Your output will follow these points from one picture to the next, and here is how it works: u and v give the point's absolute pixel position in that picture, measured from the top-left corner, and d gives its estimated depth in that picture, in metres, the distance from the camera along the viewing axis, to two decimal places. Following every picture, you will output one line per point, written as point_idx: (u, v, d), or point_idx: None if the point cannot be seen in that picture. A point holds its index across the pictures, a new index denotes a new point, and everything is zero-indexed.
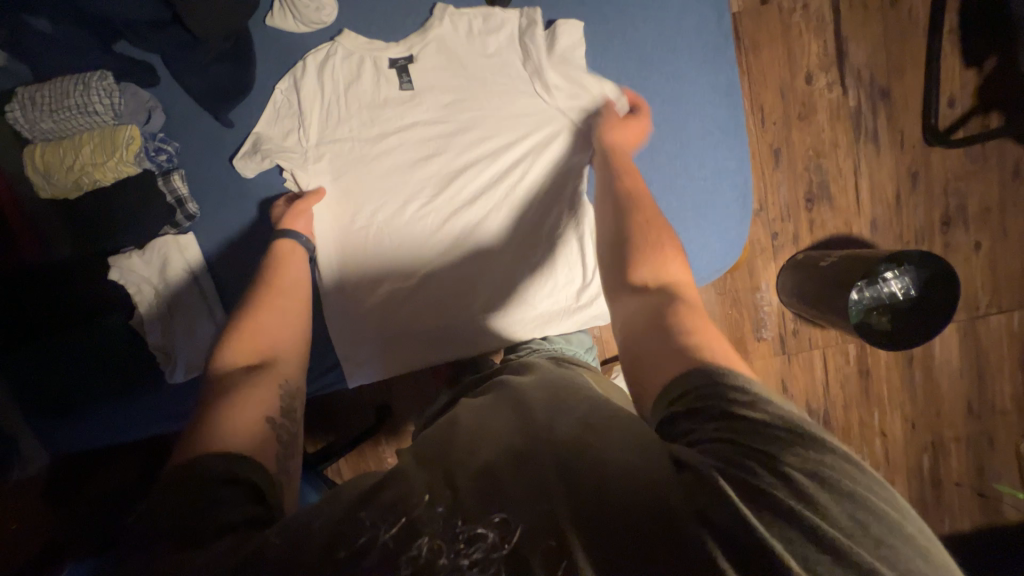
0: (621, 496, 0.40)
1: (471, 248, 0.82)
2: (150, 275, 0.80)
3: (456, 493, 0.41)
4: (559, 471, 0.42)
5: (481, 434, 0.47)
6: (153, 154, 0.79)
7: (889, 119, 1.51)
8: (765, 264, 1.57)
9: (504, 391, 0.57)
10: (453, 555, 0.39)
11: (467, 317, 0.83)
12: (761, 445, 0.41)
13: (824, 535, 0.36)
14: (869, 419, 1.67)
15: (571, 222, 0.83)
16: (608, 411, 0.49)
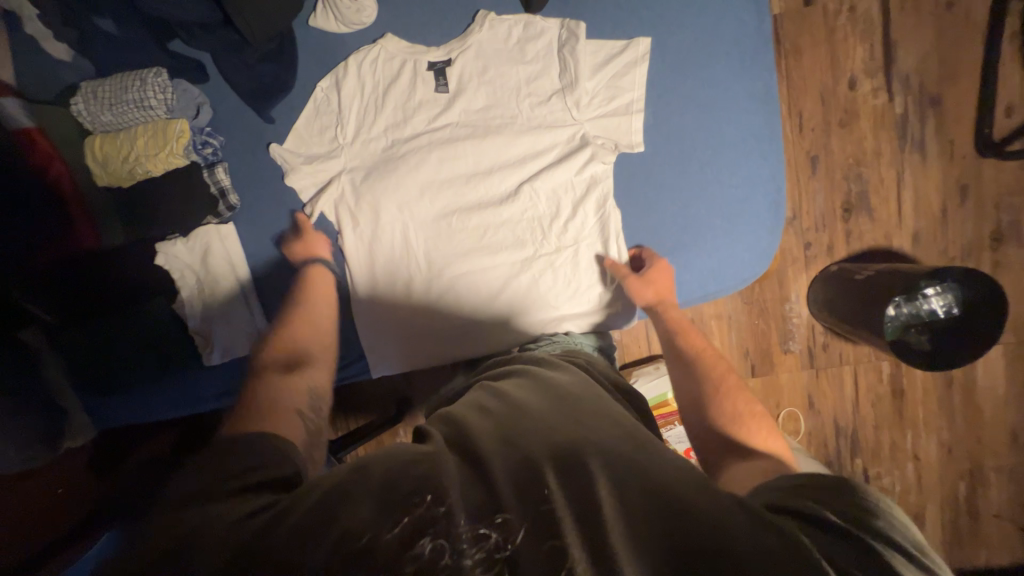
0: (643, 508, 0.42)
1: (494, 250, 0.83)
2: (192, 260, 0.85)
3: (468, 492, 0.43)
4: (574, 485, 0.43)
5: (496, 436, 0.49)
6: (199, 147, 0.82)
7: (938, 128, 1.44)
8: (796, 275, 1.53)
9: (519, 390, 0.59)
10: (456, 555, 0.39)
11: (486, 315, 0.85)
12: (844, 522, 0.44)
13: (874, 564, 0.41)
14: (902, 441, 1.60)
15: (596, 229, 0.81)
16: (627, 433, 0.51)
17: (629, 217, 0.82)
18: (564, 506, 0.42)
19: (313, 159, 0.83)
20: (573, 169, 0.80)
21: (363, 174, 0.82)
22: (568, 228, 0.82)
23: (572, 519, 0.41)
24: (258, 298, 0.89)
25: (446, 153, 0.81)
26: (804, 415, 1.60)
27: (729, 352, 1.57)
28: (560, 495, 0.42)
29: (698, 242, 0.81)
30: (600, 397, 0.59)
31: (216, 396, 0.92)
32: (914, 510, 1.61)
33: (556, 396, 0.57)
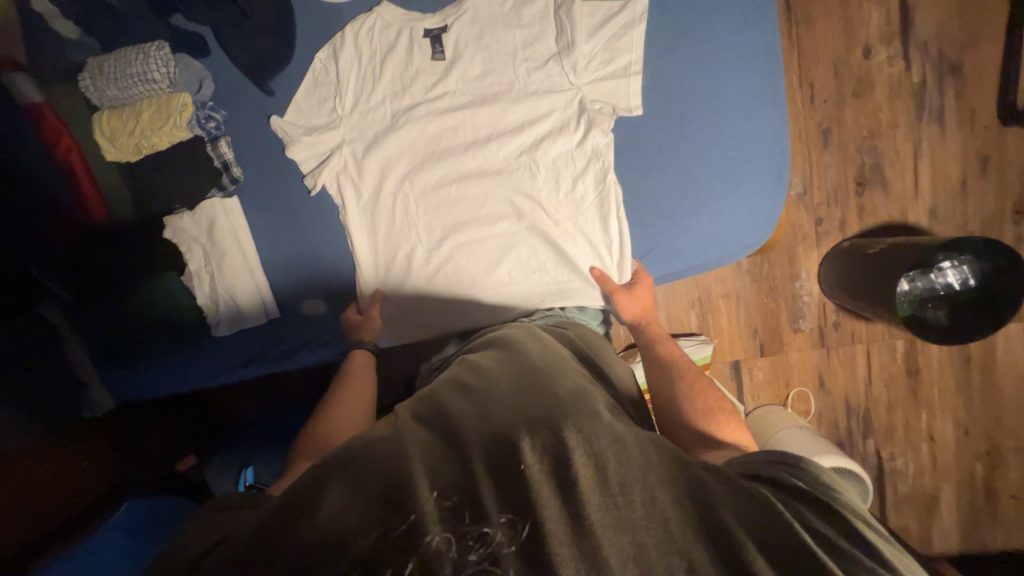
0: (634, 506, 0.44)
1: (492, 220, 0.83)
2: (198, 233, 0.87)
3: (462, 488, 0.44)
4: (551, 476, 0.46)
5: (476, 416, 0.53)
6: (203, 122, 0.83)
7: (958, 97, 1.38)
8: (807, 252, 1.50)
9: (492, 367, 0.64)
10: (461, 551, 0.40)
11: (483, 286, 0.85)
12: (817, 491, 0.50)
13: (847, 527, 0.47)
14: (916, 421, 1.56)
15: (595, 199, 0.80)
16: (609, 431, 0.52)
17: (628, 187, 0.81)
18: (553, 506, 0.43)
19: (312, 132, 0.84)
20: (571, 138, 0.79)
21: (364, 146, 0.84)
22: (567, 198, 0.81)
23: (561, 514, 0.43)
24: (263, 270, 0.91)
25: (444, 123, 0.81)
26: (814, 395, 1.58)
27: (737, 330, 1.55)
28: (550, 489, 0.44)
29: (698, 208, 0.80)
30: (582, 385, 0.61)
31: (227, 367, 0.95)
32: (929, 491, 1.58)
33: (536, 385, 0.59)
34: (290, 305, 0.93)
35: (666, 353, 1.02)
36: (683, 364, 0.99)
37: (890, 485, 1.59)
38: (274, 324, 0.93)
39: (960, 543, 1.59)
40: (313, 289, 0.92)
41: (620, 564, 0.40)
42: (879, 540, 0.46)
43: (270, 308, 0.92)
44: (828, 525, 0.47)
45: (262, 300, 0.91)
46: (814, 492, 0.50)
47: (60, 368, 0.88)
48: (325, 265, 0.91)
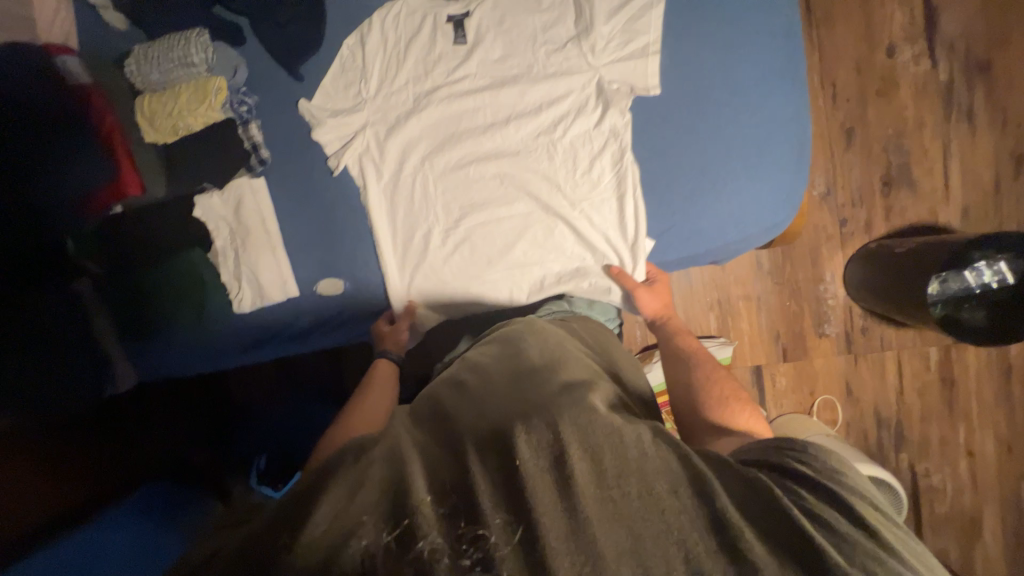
0: (632, 500, 0.49)
1: (509, 200, 0.84)
2: (225, 212, 0.90)
3: (459, 491, 0.50)
4: (543, 476, 0.51)
5: (472, 414, 0.59)
6: (236, 105, 0.88)
7: (988, 96, 1.34)
8: (831, 254, 1.46)
9: (491, 364, 0.70)
10: (457, 555, 0.45)
11: (501, 266, 0.86)
12: (824, 479, 0.53)
13: (856, 514, 0.49)
14: (953, 435, 1.48)
15: (613, 178, 0.81)
16: (607, 426, 0.56)
17: (648, 167, 0.80)
18: (551, 502, 0.49)
19: (337, 115, 0.87)
20: (590, 118, 0.80)
21: (387, 128, 0.86)
22: (583, 180, 0.81)
23: (557, 509, 0.48)
24: (286, 247, 0.92)
25: (464, 105, 0.83)
26: (841, 403, 1.51)
27: (759, 333, 1.51)
28: (547, 487, 0.50)
29: (719, 187, 0.79)
30: (576, 376, 0.67)
31: (254, 339, 0.99)
32: (969, 512, 1.48)
33: (529, 387, 0.63)
34: (308, 284, 0.94)
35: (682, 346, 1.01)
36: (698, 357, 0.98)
37: (926, 504, 1.49)
38: (293, 302, 0.94)
39: (1006, 570, 1.47)
40: (332, 269, 0.93)
41: (616, 556, 0.46)
42: (885, 528, 0.49)
43: (290, 287, 0.92)
44: (828, 507, 0.50)
45: (282, 278, 0.92)
46: (815, 476, 0.53)
47: (80, 341, 0.90)
48: (347, 243, 0.92)
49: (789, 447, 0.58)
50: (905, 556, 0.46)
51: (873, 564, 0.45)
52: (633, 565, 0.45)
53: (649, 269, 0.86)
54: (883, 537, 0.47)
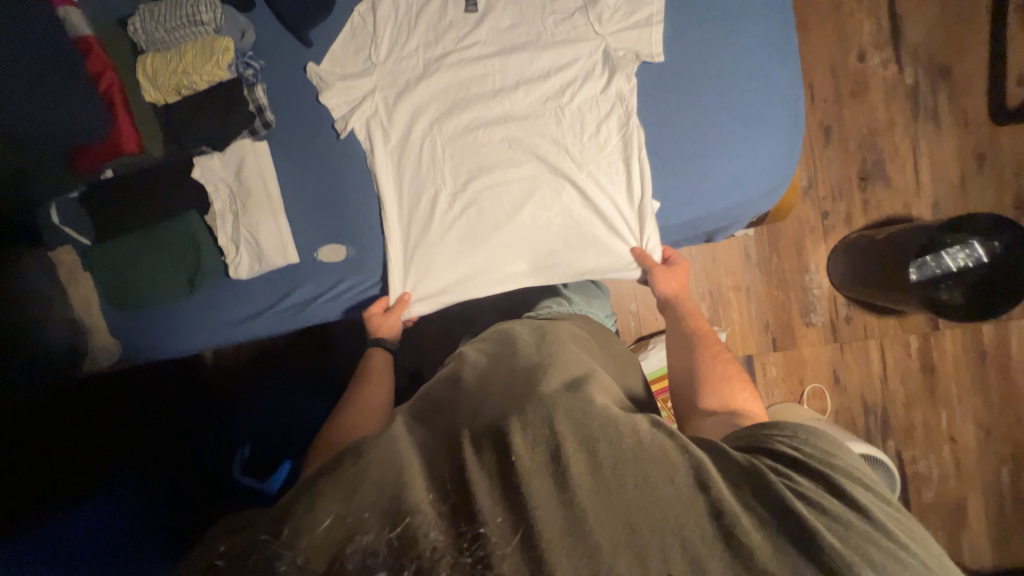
0: (632, 494, 0.50)
1: (517, 163, 0.87)
2: (226, 173, 0.88)
3: (455, 490, 0.50)
4: (541, 469, 0.51)
5: (470, 412, 0.61)
6: (242, 68, 0.87)
7: (950, 98, 1.46)
8: (815, 245, 1.52)
9: (482, 365, 0.74)
10: (459, 553, 0.46)
11: (509, 228, 0.88)
12: (815, 461, 0.55)
13: (846, 494, 0.52)
14: (935, 421, 1.52)
15: (620, 141, 0.85)
16: (602, 417, 0.57)
17: (651, 132, 0.84)
18: (548, 495, 0.49)
19: (345, 80, 0.88)
20: (597, 84, 0.85)
21: (396, 92, 0.89)
22: (589, 142, 0.85)
23: (555, 500, 0.49)
24: (287, 210, 0.90)
25: (473, 70, 0.87)
26: (830, 392, 1.54)
27: (749, 323, 1.54)
28: (544, 475, 0.51)
29: (720, 150, 0.83)
30: (567, 371, 0.70)
31: (247, 311, 0.96)
32: (955, 498, 1.51)
33: (529, 384, 0.65)
34: (309, 250, 0.92)
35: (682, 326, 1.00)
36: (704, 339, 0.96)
37: (914, 491, 1.52)
38: (295, 268, 0.92)
39: (992, 557, 1.50)
40: (335, 235, 0.91)
41: (615, 551, 0.47)
42: (872, 500, 0.53)
43: (291, 254, 0.90)
44: (825, 492, 0.52)
45: (283, 243, 0.89)
46: (809, 462, 0.55)
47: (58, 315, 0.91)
48: (348, 205, 0.91)
49: (783, 433, 0.60)
50: (898, 535, 0.49)
51: (869, 546, 0.48)
52: (631, 557, 0.46)
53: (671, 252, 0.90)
54: (869, 512, 0.51)
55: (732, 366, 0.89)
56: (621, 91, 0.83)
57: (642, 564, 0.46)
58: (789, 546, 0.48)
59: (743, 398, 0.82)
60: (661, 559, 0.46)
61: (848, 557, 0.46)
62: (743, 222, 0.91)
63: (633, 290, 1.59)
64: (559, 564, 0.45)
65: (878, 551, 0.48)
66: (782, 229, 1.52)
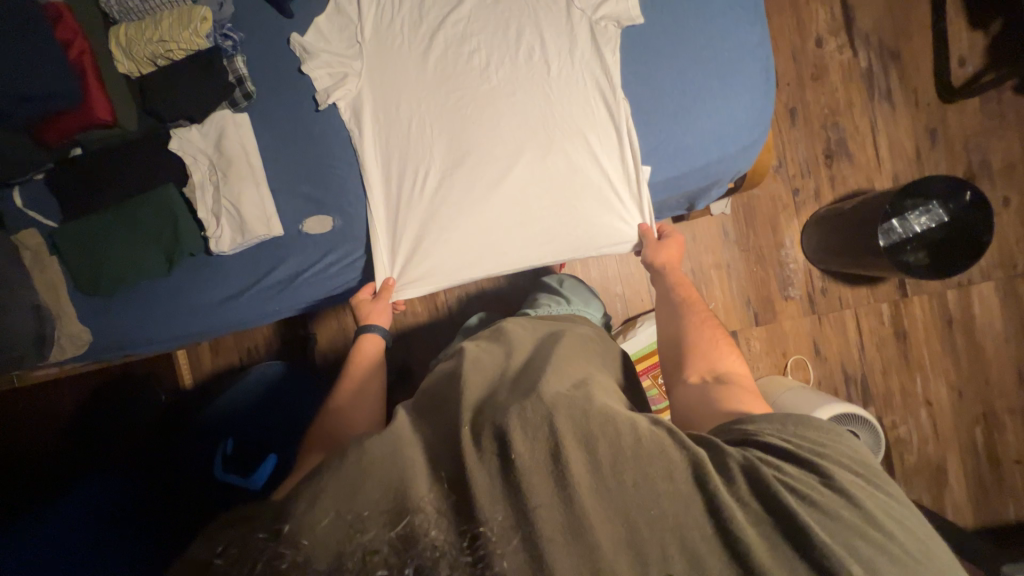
0: (631, 494, 0.51)
1: (506, 137, 0.88)
2: (205, 145, 0.87)
3: (454, 496, 0.51)
4: (540, 474, 0.51)
5: (472, 407, 0.62)
6: (219, 39, 0.86)
7: (901, 79, 1.56)
8: (788, 222, 1.58)
9: (478, 363, 0.76)
10: (460, 553, 0.48)
11: (502, 201, 0.89)
12: (808, 454, 0.56)
13: (836, 484, 0.53)
14: (911, 385, 1.58)
15: (606, 110, 0.87)
16: (606, 415, 0.56)
17: (634, 99, 0.87)
18: (548, 493, 0.50)
19: (329, 54, 0.88)
20: (580, 54, 0.87)
21: (381, 70, 0.90)
22: (576, 114, 0.88)
23: (554, 500, 0.50)
24: (270, 182, 0.88)
25: (458, 49, 0.89)
26: (812, 363, 1.58)
27: (731, 300, 1.58)
28: (543, 474, 0.51)
29: (699, 107, 0.86)
30: (567, 367, 0.73)
31: (232, 291, 0.93)
32: (935, 460, 1.56)
33: (531, 386, 0.64)
34: (293, 223, 0.90)
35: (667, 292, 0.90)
36: (694, 307, 0.85)
37: (897, 456, 1.56)
38: (280, 240, 0.90)
39: (974, 516, 1.55)
40: (320, 205, 0.90)
41: (614, 550, 0.49)
42: (863, 490, 0.54)
43: (275, 226, 0.87)
44: (817, 483, 0.53)
45: (266, 214, 0.87)
46: (801, 452, 0.56)
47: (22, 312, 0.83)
48: (335, 177, 0.89)
49: (771, 425, 0.60)
50: (883, 521, 0.51)
51: (858, 540, 0.50)
52: (629, 555, 0.49)
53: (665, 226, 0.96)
54: (859, 503, 0.52)
55: (726, 342, 0.78)
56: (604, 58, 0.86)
57: (641, 560, 0.48)
58: (779, 539, 0.50)
59: (727, 373, 0.72)
60: (659, 557, 0.49)
61: (840, 553, 0.48)
62: (723, 183, 0.95)
63: (618, 272, 1.61)
64: (560, 565, 0.47)
65: (866, 544, 0.49)
66: (757, 207, 1.58)
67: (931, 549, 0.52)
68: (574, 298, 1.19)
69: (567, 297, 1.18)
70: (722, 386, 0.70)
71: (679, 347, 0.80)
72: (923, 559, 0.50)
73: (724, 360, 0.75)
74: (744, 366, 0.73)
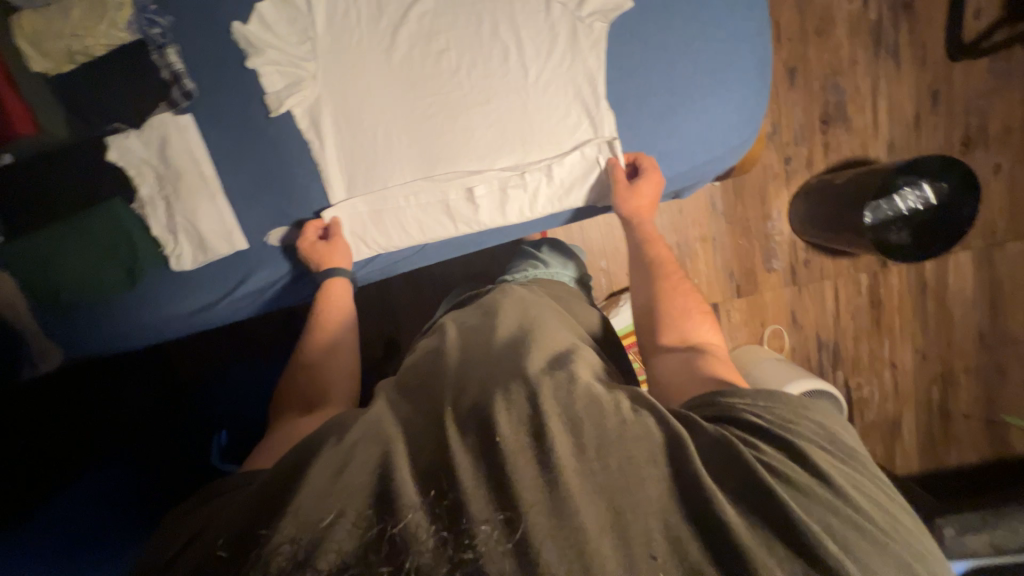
0: (612, 475, 0.49)
1: (482, 149, 0.83)
2: (149, 155, 0.79)
3: (441, 490, 0.48)
4: (526, 463, 0.49)
5: (455, 382, 0.61)
6: (145, 26, 0.75)
7: (911, 33, 1.44)
8: (777, 191, 1.54)
9: (458, 333, 0.77)
10: (450, 549, 0.44)
11: (481, 217, 0.86)
12: (783, 434, 0.54)
13: (815, 466, 0.51)
14: (879, 351, 1.65)
15: (587, 122, 0.82)
16: (589, 396, 0.56)
17: (619, 106, 0.82)
18: (534, 483, 0.48)
19: (277, 51, 0.78)
20: (563, 56, 0.80)
21: (340, 72, 0.80)
22: (555, 128, 0.82)
23: (540, 485, 0.48)
24: (226, 195, 0.82)
25: (426, 49, 0.80)
26: (787, 332, 1.63)
27: (715, 274, 1.58)
28: (527, 459, 0.49)
29: (686, 105, 0.82)
30: (548, 334, 0.73)
31: (196, 305, 0.87)
32: (891, 416, 1.68)
33: (512, 364, 0.63)
34: (258, 235, 0.85)
35: (645, 248, 0.87)
36: (662, 261, 0.86)
37: (858, 414, 1.68)
38: (243, 254, 0.86)
39: (920, 464, 1.70)
40: (282, 216, 0.85)
41: (599, 531, 0.45)
42: (841, 468, 0.52)
43: (237, 239, 0.83)
44: (790, 461, 0.52)
45: (227, 228, 0.83)
46: (773, 429, 0.54)
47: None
48: (298, 186, 0.83)
49: (745, 398, 0.58)
50: (858, 502, 0.49)
51: (830, 516, 0.48)
52: (616, 540, 0.45)
53: (643, 161, 0.83)
54: (834, 481, 0.50)
55: (696, 302, 0.80)
56: (587, 71, 0.80)
57: (626, 543, 0.45)
58: (760, 521, 0.47)
59: (703, 344, 0.73)
60: (644, 540, 0.46)
61: (815, 529, 0.46)
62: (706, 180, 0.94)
63: (603, 246, 1.58)
64: (547, 555, 0.43)
65: (838, 519, 0.47)
66: (747, 177, 1.52)
67: (904, 526, 0.50)
68: (551, 259, 1.14)
69: (546, 261, 1.12)
70: (702, 355, 0.70)
71: (644, 311, 0.81)
72: (896, 534, 0.48)
73: (700, 331, 0.76)
74: (718, 336, 0.76)
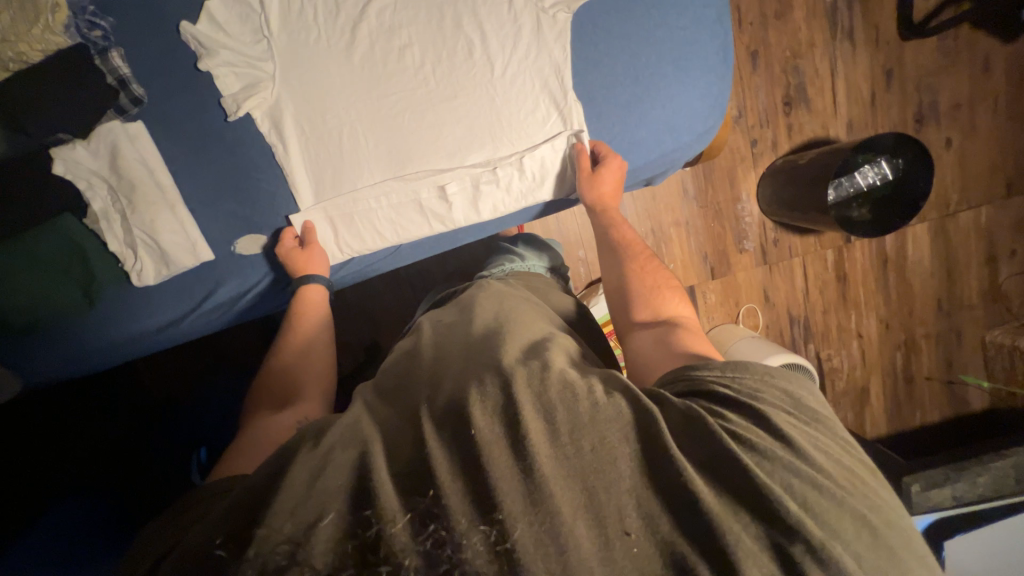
0: (585, 457, 0.49)
1: (451, 145, 0.82)
2: (99, 166, 0.75)
3: (415, 486, 0.48)
4: (500, 453, 0.49)
5: (431, 380, 0.61)
6: (85, 29, 0.70)
7: (864, 15, 1.49)
8: (745, 174, 1.58)
9: (434, 330, 0.76)
10: (427, 543, 0.44)
11: (454, 213, 0.85)
12: (751, 404, 0.55)
13: (781, 432, 0.52)
14: (847, 323, 1.73)
15: (555, 114, 0.83)
16: (564, 381, 0.56)
17: (586, 96, 0.82)
18: (509, 472, 0.48)
19: (230, 51, 0.74)
20: (527, 49, 0.80)
21: (298, 71, 0.77)
22: (523, 121, 0.82)
23: (515, 474, 0.48)
24: (187, 206, 0.79)
25: (387, 45, 0.78)
26: (761, 310, 1.68)
27: (690, 257, 1.61)
28: (501, 449, 0.49)
29: (652, 93, 0.83)
30: (525, 325, 0.73)
31: (159, 321, 0.83)
32: (861, 384, 1.76)
33: (488, 357, 0.62)
34: (223, 244, 0.82)
35: (616, 235, 0.88)
36: (634, 248, 0.87)
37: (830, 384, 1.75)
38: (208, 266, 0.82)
39: (888, 427, 1.80)
40: (247, 223, 0.82)
41: (572, 511, 0.46)
42: (805, 433, 0.54)
43: (202, 252, 0.80)
44: (757, 429, 0.53)
45: (190, 241, 0.79)
46: (741, 399, 0.56)
47: None
48: (263, 192, 0.81)
49: (714, 369, 0.60)
50: (819, 464, 0.51)
51: (792, 479, 0.49)
52: (590, 521, 0.46)
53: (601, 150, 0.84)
54: (797, 445, 0.52)
55: (669, 281, 0.82)
56: (555, 62, 0.80)
57: (600, 524, 0.46)
58: (724, 491, 0.48)
59: (675, 318, 0.74)
60: (617, 518, 0.47)
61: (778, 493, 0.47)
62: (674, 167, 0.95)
63: (580, 236, 1.59)
64: (521, 540, 0.44)
65: (800, 481, 0.49)
66: (716, 161, 1.55)
67: (865, 482, 0.52)
68: (528, 253, 1.14)
69: (522, 254, 1.12)
70: (674, 329, 0.71)
71: (618, 297, 0.82)
72: (855, 490, 0.51)
73: (675, 306, 0.77)
74: (692, 309, 0.77)
